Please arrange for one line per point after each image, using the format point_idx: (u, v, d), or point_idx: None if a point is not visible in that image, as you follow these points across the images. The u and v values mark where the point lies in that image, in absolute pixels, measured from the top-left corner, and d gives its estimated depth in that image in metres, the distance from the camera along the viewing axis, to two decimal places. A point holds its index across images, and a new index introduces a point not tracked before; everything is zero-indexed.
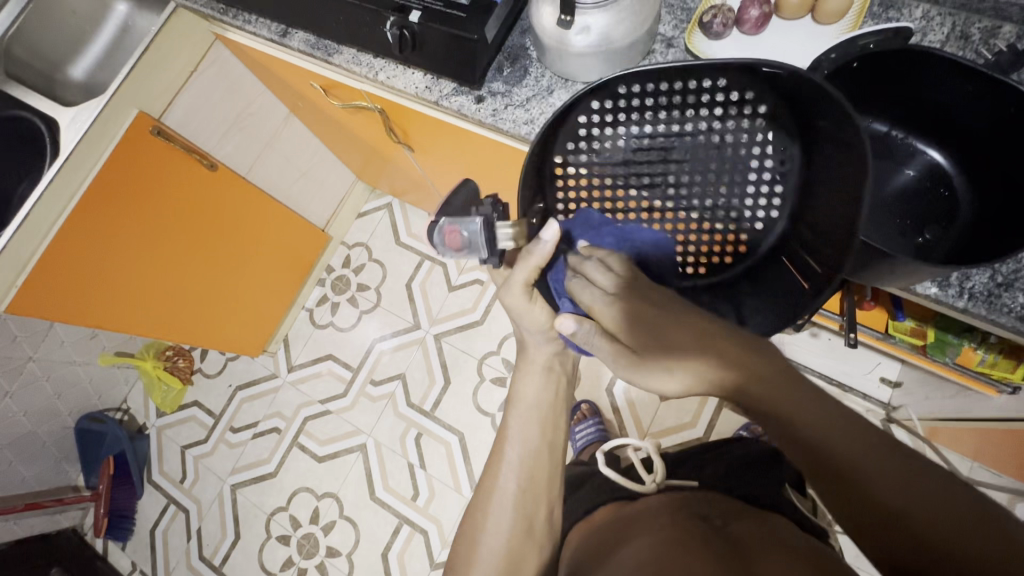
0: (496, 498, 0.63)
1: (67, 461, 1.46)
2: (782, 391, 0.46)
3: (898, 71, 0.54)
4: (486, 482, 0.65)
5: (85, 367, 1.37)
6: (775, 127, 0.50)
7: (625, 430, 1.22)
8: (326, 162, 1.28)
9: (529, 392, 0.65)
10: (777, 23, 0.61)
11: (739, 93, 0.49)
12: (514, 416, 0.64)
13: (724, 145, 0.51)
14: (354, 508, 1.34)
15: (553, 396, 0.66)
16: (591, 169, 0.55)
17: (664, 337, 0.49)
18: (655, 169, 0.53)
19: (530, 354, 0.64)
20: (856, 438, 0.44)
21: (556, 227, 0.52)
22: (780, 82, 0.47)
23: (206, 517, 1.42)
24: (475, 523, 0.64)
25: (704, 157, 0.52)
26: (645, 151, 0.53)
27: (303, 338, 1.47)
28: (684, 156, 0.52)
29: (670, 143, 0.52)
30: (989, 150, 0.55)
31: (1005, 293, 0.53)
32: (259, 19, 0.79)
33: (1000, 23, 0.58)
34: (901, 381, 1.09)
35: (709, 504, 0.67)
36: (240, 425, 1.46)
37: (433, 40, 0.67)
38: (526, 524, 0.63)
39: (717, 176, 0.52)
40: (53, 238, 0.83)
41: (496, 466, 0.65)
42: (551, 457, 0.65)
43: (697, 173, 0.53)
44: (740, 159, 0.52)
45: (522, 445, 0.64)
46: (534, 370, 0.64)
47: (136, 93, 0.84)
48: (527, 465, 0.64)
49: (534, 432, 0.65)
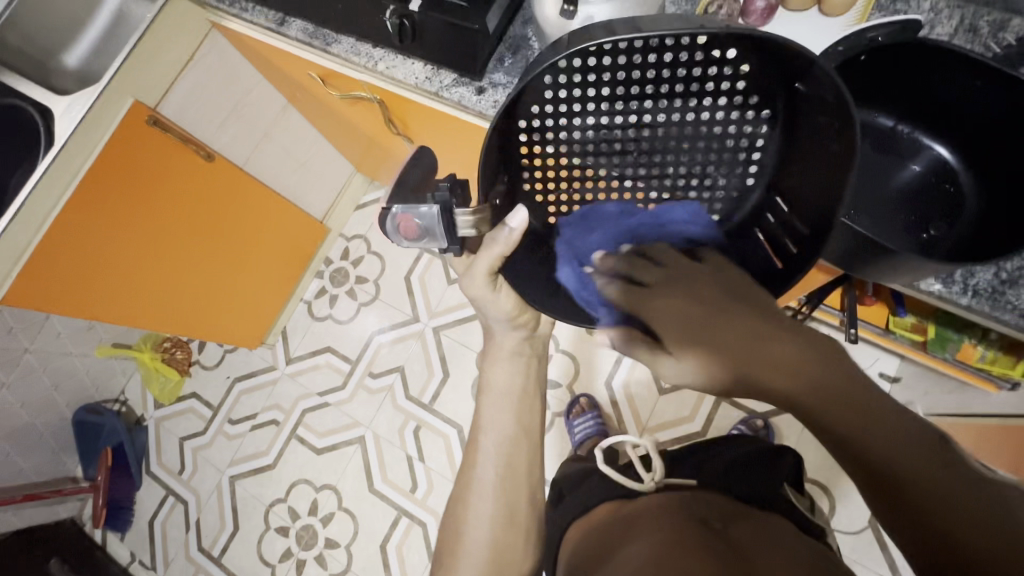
0: (475, 485, 0.63)
1: (65, 452, 1.46)
2: (835, 389, 0.41)
3: (906, 63, 0.53)
4: (464, 473, 0.65)
5: (82, 359, 1.37)
6: (755, 89, 0.46)
7: (624, 425, 1.22)
8: (325, 154, 1.27)
9: (500, 378, 0.66)
10: (782, 16, 0.60)
11: (720, 51, 0.43)
12: (488, 403, 0.65)
13: (702, 111, 0.47)
14: (353, 500, 1.34)
15: (524, 383, 0.67)
16: (558, 140, 0.50)
17: (709, 329, 0.45)
18: (629, 138, 0.50)
19: (498, 340, 0.66)
20: (916, 445, 0.40)
21: (524, 214, 0.51)
22: (765, 43, 0.42)
23: (205, 508, 1.43)
24: (456, 513, 0.64)
25: (680, 122, 0.48)
26: (617, 118, 0.48)
27: (301, 331, 1.47)
28: (657, 122, 0.48)
29: (642, 109, 0.47)
30: (996, 146, 0.55)
31: (1010, 289, 0.53)
32: (257, 7, 0.77)
33: (1009, 16, 0.57)
34: (900, 377, 1.08)
35: (709, 505, 0.67)
36: (238, 417, 1.46)
37: (433, 29, 0.65)
38: (509, 512, 0.62)
39: (693, 144, 0.50)
40: (48, 228, 0.82)
41: (473, 457, 0.65)
42: (529, 441, 0.66)
43: (671, 140, 0.49)
44: (718, 127, 0.49)
45: (496, 433, 0.64)
46: (501, 355, 0.66)
47: (131, 82, 0.83)
48: (506, 452, 0.64)
49: (510, 418, 0.65)
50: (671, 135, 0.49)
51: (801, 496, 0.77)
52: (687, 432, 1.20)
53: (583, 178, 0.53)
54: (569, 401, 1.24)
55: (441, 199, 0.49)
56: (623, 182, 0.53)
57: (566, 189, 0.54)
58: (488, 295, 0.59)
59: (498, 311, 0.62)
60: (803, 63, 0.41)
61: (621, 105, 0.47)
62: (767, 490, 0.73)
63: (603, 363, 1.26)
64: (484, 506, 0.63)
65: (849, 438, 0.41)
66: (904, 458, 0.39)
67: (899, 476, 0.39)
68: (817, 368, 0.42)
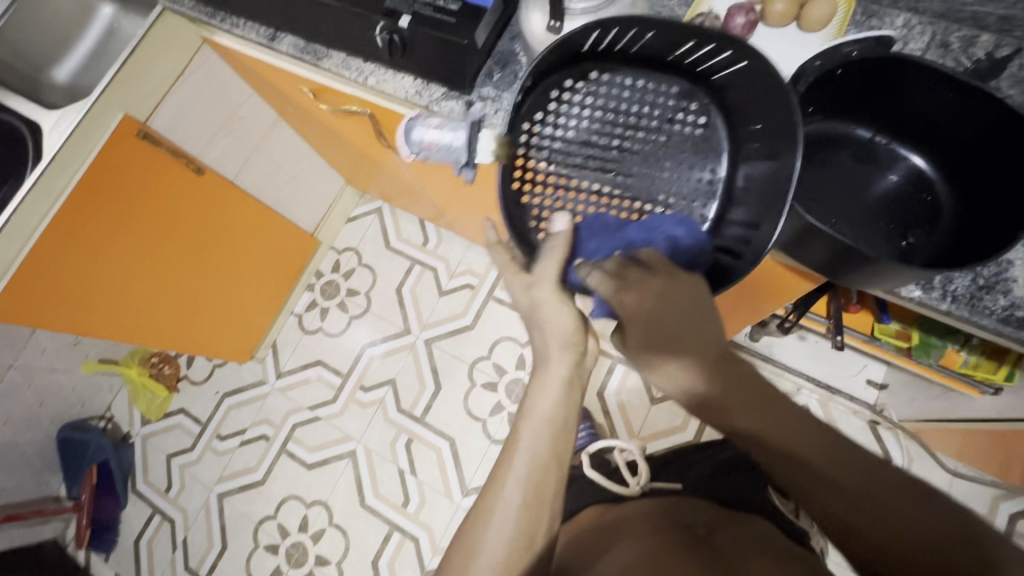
0: (497, 511, 0.55)
1: (50, 470, 1.43)
2: (738, 401, 0.52)
3: (882, 77, 0.55)
4: (488, 491, 0.57)
5: (69, 374, 1.35)
6: (711, 133, 0.61)
7: (616, 434, 1.22)
8: (316, 167, 1.27)
9: (544, 404, 0.57)
10: (762, 31, 0.62)
11: (686, 100, 0.60)
12: (524, 427, 0.57)
13: (671, 142, 0.61)
14: (343, 516, 1.32)
15: (570, 416, 0.58)
16: (553, 142, 0.60)
17: (659, 338, 0.52)
18: (611, 154, 0.61)
19: (550, 361, 0.58)
20: (802, 436, 0.50)
21: (564, 218, 0.60)
22: (719, 91, 0.59)
23: (193, 527, 1.40)
24: (473, 535, 0.56)
25: (656, 146, 0.61)
26: (606, 133, 0.61)
27: (292, 344, 1.46)
28: (636, 143, 0.61)
29: (626, 128, 0.61)
30: (971, 158, 0.56)
31: (986, 295, 0.54)
32: (249, 23, 0.78)
33: (978, 32, 0.60)
34: (887, 383, 1.10)
35: (694, 510, 0.68)
36: (227, 433, 1.44)
37: (423, 45, 0.65)
38: (529, 539, 0.55)
39: (663, 169, 0.62)
40: (33, 243, 0.81)
41: (500, 479, 0.57)
42: (560, 476, 0.57)
43: (644, 159, 0.61)
44: (682, 159, 0.61)
45: (530, 456, 0.56)
46: (552, 384, 0.57)
47: (122, 96, 0.83)
48: (534, 479, 0.56)
49: (546, 445, 0.56)
50: (647, 156, 0.61)
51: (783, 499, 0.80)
52: (679, 441, 1.20)
53: (565, 187, 0.61)
54: None
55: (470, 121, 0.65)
56: (602, 197, 0.62)
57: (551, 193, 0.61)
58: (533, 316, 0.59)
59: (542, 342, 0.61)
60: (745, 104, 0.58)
61: (609, 123, 0.60)
62: (748, 495, 0.76)
63: (595, 373, 1.26)
64: None
65: (759, 438, 0.50)
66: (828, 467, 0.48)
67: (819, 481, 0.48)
68: (752, 388, 0.52)
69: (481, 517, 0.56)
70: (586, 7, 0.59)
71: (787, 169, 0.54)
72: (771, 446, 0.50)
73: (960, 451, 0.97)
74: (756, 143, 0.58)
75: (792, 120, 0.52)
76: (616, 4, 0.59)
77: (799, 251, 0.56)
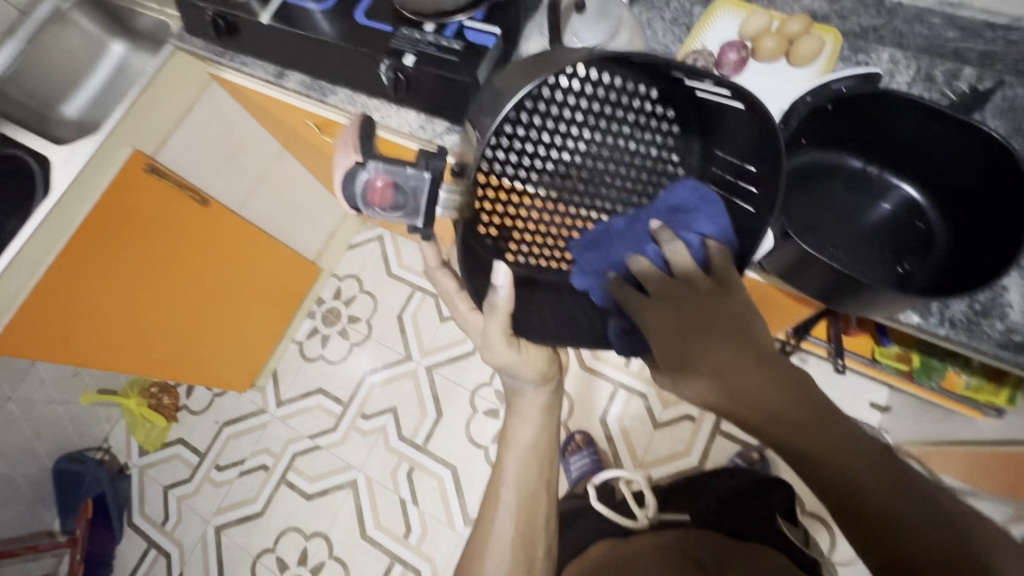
0: (493, 542, 0.64)
1: (43, 505, 1.40)
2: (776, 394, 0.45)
3: (869, 111, 0.57)
4: (483, 526, 0.66)
5: (66, 406, 1.34)
6: (680, 145, 0.54)
7: (619, 461, 1.21)
8: (318, 196, 1.29)
9: (523, 434, 0.68)
10: (753, 66, 0.64)
11: (663, 108, 0.52)
12: (510, 458, 0.67)
13: (636, 152, 0.54)
14: (344, 548, 1.30)
15: (548, 440, 0.69)
16: (514, 147, 0.51)
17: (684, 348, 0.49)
18: (572, 161, 0.53)
19: (526, 397, 0.68)
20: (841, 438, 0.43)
21: (505, 270, 0.53)
22: (703, 108, 0.51)
23: (189, 561, 1.37)
24: (472, 569, 0.64)
25: (621, 155, 0.54)
26: (570, 137, 0.52)
27: (292, 372, 1.45)
28: (601, 152, 0.53)
29: (594, 135, 0.52)
30: (964, 189, 0.58)
31: (984, 320, 0.55)
32: (256, 61, 0.80)
33: (960, 66, 0.62)
34: (890, 406, 1.10)
35: (702, 546, 0.70)
36: (225, 463, 1.42)
37: (427, 82, 0.68)
38: (527, 566, 0.63)
39: (625, 180, 0.55)
40: (38, 278, 0.82)
41: (492, 510, 0.66)
42: (548, 499, 0.67)
43: (606, 169, 0.54)
44: (644, 170, 0.55)
45: (518, 487, 0.66)
46: (529, 414, 0.68)
47: (131, 133, 0.85)
48: (524, 506, 0.65)
49: (533, 472, 0.67)
50: (611, 168, 0.54)
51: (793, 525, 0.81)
52: (682, 467, 1.19)
53: (520, 194, 0.54)
54: (564, 438, 1.23)
55: (433, 169, 0.52)
56: (555, 204, 0.55)
57: (503, 205, 0.54)
58: (511, 359, 0.63)
59: (529, 371, 0.65)
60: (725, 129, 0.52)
61: (575, 126, 0.52)
62: (756, 521, 0.76)
63: (598, 399, 1.26)
64: (500, 563, 0.63)
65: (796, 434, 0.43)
66: (880, 484, 0.40)
67: (869, 501, 0.40)
68: (790, 390, 0.45)
69: (478, 551, 0.64)
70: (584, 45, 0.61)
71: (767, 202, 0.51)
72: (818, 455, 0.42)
73: (965, 475, 0.97)
74: (728, 175, 0.54)
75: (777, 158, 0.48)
76: (614, 42, 0.62)
77: (796, 279, 0.57)
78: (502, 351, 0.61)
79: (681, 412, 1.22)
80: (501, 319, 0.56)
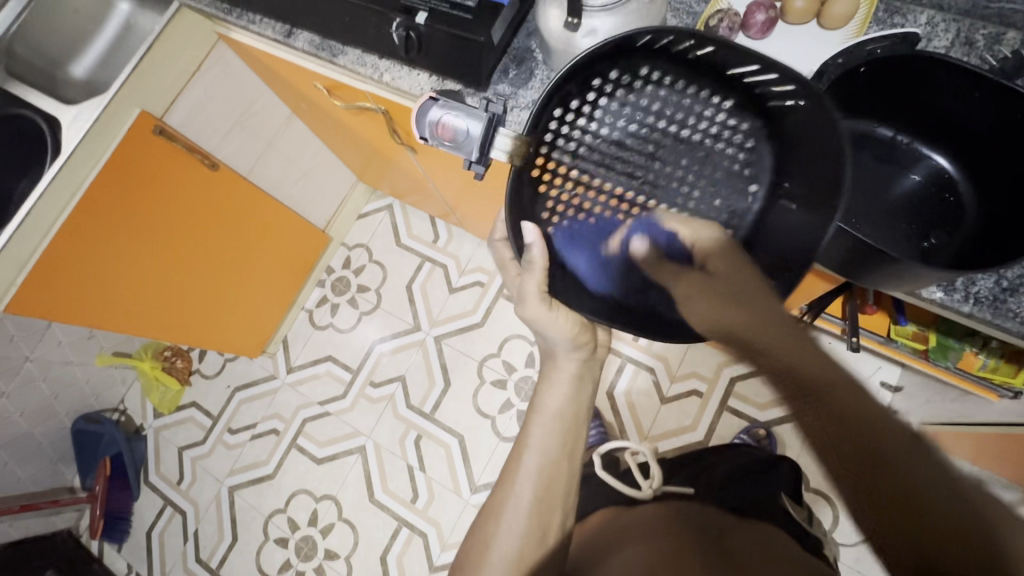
0: (509, 506, 0.64)
1: (64, 461, 1.45)
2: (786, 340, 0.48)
3: (905, 75, 0.54)
4: (501, 489, 0.67)
5: (83, 367, 1.37)
6: (753, 159, 0.56)
7: (625, 434, 1.22)
8: (327, 163, 1.28)
9: (553, 399, 0.69)
10: (781, 28, 0.61)
11: (735, 120, 0.54)
12: (536, 423, 0.67)
13: (705, 160, 0.56)
14: (353, 510, 1.33)
15: (576, 410, 0.69)
16: (582, 137, 0.55)
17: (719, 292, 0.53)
18: (638, 159, 0.56)
19: (560, 363, 0.70)
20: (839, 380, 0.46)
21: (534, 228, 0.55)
22: (778, 120, 0.52)
23: (203, 519, 1.41)
24: (486, 528, 0.65)
25: (690, 159, 0.56)
26: (639, 138, 0.55)
27: (302, 339, 1.47)
28: (666, 155, 0.56)
29: (661, 136, 0.55)
30: (999, 164, 0.55)
31: (1011, 297, 0.54)
32: (264, 19, 0.78)
33: (1004, 29, 0.59)
34: (902, 386, 1.10)
35: (704, 516, 0.70)
36: (238, 427, 1.45)
37: (440, 43, 0.65)
38: (541, 531, 0.63)
39: (693, 185, 0.58)
40: (51, 239, 0.82)
41: (512, 473, 0.66)
42: (568, 475, 0.67)
43: (673, 170, 0.57)
44: (711, 177, 0.57)
45: (541, 454, 0.66)
46: (563, 379, 0.69)
47: (140, 92, 0.84)
48: (546, 476, 0.66)
49: (556, 442, 0.67)
50: (677, 171, 0.57)
51: (799, 506, 0.82)
52: (689, 441, 1.20)
53: (582, 183, 0.57)
54: None
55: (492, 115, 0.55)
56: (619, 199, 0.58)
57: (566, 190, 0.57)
58: (543, 314, 0.64)
59: (558, 332, 0.67)
60: (800, 143, 0.52)
61: (646, 128, 0.55)
62: (767, 500, 0.77)
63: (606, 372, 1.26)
64: (517, 521, 0.64)
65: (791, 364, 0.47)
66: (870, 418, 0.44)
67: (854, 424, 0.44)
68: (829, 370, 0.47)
69: (494, 511, 0.66)
70: (605, 3, 0.55)
71: (829, 189, 0.51)
72: (825, 397, 0.45)
73: None
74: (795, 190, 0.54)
75: (840, 159, 0.49)
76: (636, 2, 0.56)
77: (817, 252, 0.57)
78: (534, 305, 0.62)
79: (688, 388, 1.22)
80: (538, 275, 0.58)
